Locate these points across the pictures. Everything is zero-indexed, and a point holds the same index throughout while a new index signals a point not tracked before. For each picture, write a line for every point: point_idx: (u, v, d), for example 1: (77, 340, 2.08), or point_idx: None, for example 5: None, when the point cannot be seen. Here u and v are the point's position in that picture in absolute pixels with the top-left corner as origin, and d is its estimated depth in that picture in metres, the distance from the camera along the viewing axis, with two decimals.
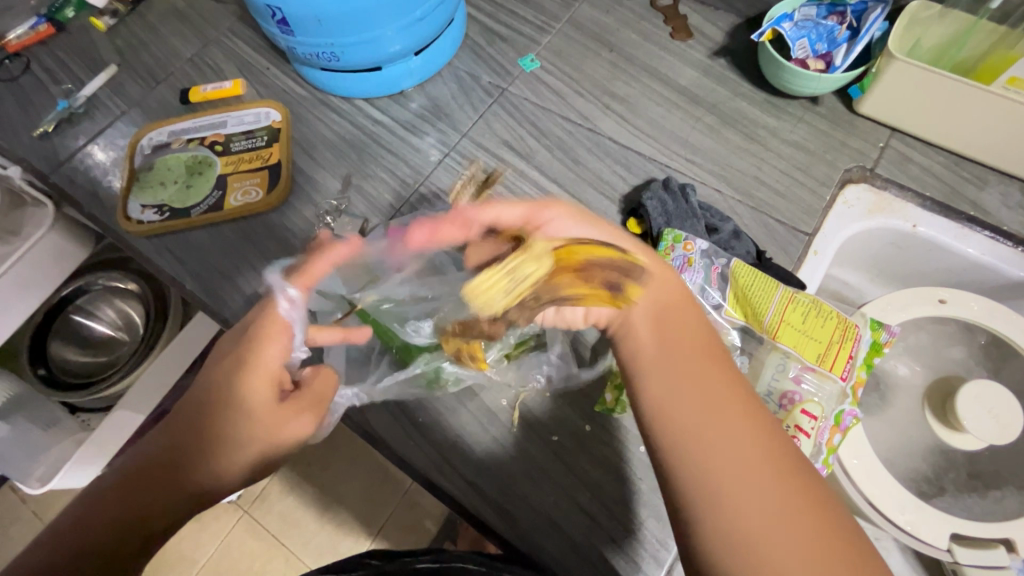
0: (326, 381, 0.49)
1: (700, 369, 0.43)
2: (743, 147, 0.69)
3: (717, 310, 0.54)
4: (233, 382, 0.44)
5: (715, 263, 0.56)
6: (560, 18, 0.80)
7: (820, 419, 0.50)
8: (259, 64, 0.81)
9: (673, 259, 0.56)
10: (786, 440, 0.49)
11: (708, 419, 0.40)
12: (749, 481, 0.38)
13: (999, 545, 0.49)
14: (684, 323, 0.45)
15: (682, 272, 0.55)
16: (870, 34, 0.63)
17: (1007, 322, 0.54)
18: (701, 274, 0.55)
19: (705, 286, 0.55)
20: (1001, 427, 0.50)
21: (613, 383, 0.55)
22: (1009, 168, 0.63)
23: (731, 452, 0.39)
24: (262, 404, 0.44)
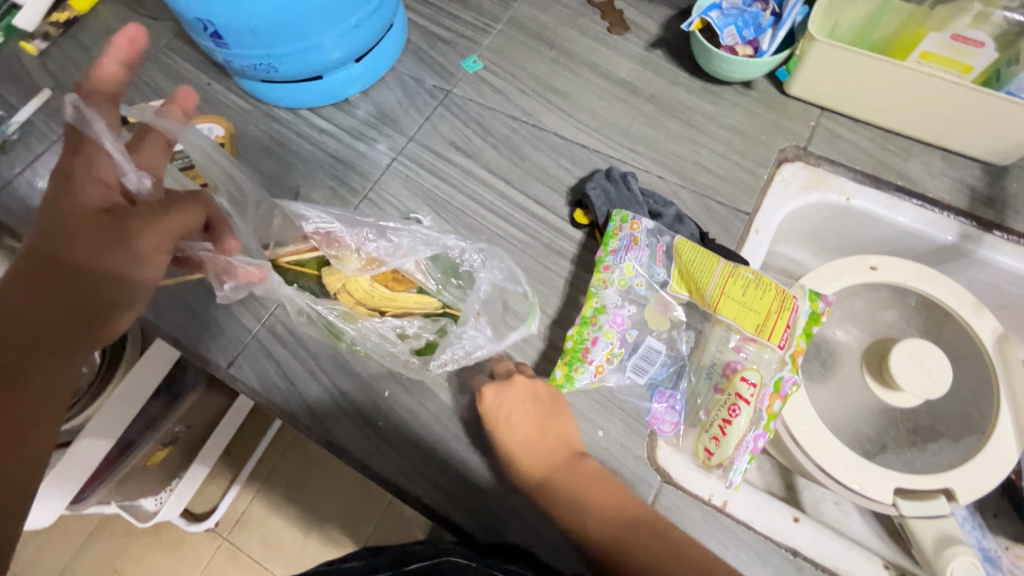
0: (169, 200, 0.47)
1: (639, 537, 0.47)
2: (683, 133, 0.71)
3: (663, 287, 0.57)
4: (59, 221, 0.45)
5: (661, 242, 0.58)
6: (500, 18, 0.81)
7: (759, 387, 0.53)
8: (199, 79, 0.80)
9: (620, 238, 0.57)
10: (727, 407, 0.53)
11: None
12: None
13: (940, 494, 0.51)
14: (592, 485, 0.51)
15: (628, 251, 0.57)
16: (792, 18, 0.66)
17: (936, 285, 0.57)
18: (646, 253, 0.57)
19: (652, 264, 0.57)
20: (931, 382, 0.53)
21: (564, 361, 0.55)
22: (929, 137, 0.66)
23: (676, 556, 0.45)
24: (97, 228, 0.45)
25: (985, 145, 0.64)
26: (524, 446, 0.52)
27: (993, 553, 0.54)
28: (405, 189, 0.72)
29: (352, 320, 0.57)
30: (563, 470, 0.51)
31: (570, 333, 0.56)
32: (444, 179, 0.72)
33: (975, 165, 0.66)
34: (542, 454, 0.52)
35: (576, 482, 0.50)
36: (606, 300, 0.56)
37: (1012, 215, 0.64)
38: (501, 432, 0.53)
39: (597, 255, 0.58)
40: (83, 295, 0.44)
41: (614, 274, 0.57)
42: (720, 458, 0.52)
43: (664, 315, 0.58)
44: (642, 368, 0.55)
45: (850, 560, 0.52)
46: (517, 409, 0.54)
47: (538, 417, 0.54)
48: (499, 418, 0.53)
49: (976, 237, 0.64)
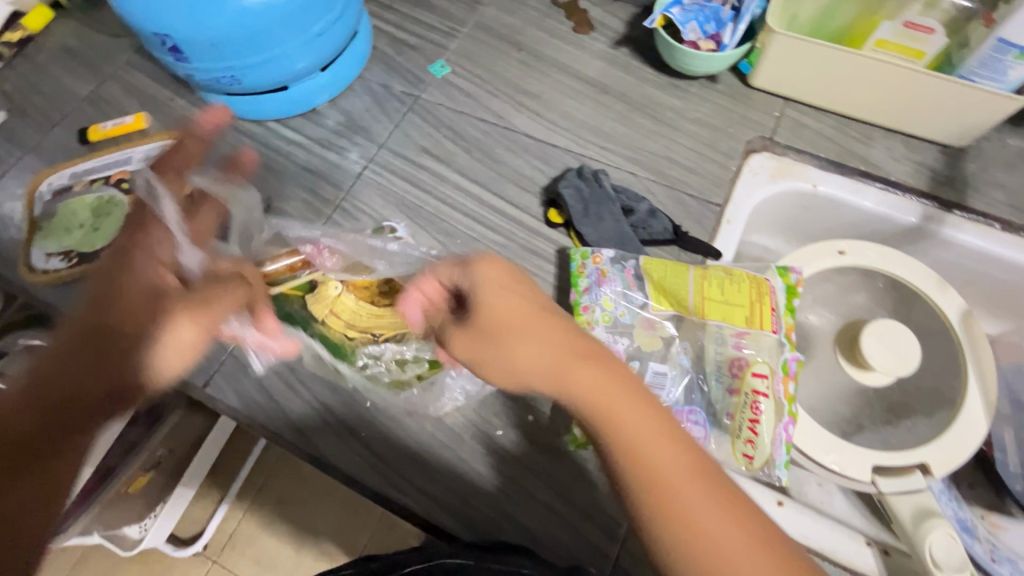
0: (221, 285, 0.52)
1: (691, 476, 0.40)
2: (652, 129, 0.72)
3: (643, 308, 0.57)
4: (120, 301, 0.46)
5: (628, 266, 0.58)
6: (466, 22, 0.81)
7: (771, 377, 0.54)
8: (162, 95, 0.79)
9: (588, 275, 0.58)
10: (751, 407, 0.53)
11: (705, 520, 0.39)
12: (703, 514, 0.39)
13: (916, 469, 0.52)
14: (625, 397, 0.42)
15: (600, 285, 0.57)
16: (751, 12, 0.67)
17: (902, 265, 0.58)
18: (618, 282, 0.58)
19: (627, 291, 0.57)
20: (902, 359, 0.54)
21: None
22: (890, 124, 0.68)
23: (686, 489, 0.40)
24: (146, 310, 0.47)
25: (942, 130, 0.66)
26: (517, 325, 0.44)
27: (969, 522, 0.55)
28: (377, 197, 0.71)
29: (351, 347, 0.57)
30: (588, 380, 0.42)
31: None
32: (417, 185, 0.71)
33: (934, 147, 0.68)
34: (527, 341, 0.44)
35: (618, 394, 0.42)
36: (599, 343, 0.56)
37: (971, 193, 0.66)
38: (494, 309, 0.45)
39: (572, 299, 0.58)
40: (114, 373, 0.44)
41: (595, 313, 0.57)
42: (762, 459, 0.52)
43: (654, 334, 0.57)
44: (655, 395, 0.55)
45: (834, 540, 0.53)
46: (528, 297, 0.46)
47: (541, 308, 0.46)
48: (491, 296, 0.46)
49: (938, 218, 0.65)
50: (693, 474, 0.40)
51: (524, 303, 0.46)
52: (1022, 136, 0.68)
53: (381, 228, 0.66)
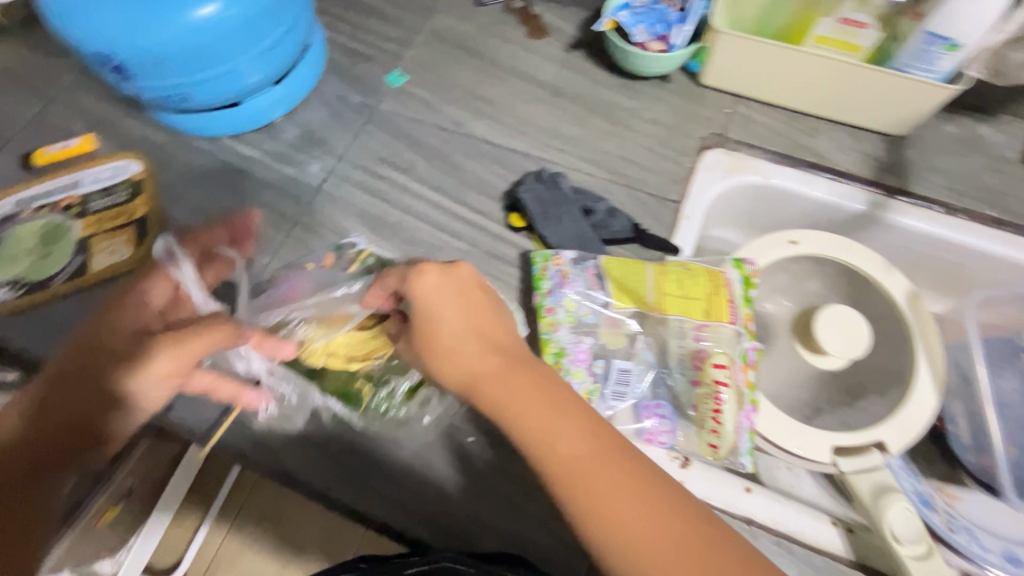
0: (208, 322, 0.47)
1: (593, 463, 0.41)
2: (607, 130, 0.73)
3: (607, 307, 0.58)
4: (104, 333, 0.47)
5: (588, 266, 0.59)
6: (421, 31, 0.81)
7: (730, 366, 0.55)
8: (110, 115, 0.77)
9: (550, 277, 0.59)
10: (712, 397, 0.54)
11: (606, 506, 0.40)
12: (627, 518, 0.39)
13: (873, 448, 0.54)
14: (545, 406, 0.43)
15: (563, 286, 0.58)
16: (697, 12, 0.69)
17: (850, 251, 0.60)
18: (580, 282, 0.59)
19: (588, 291, 0.58)
20: (853, 342, 0.56)
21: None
22: (836, 116, 0.71)
23: (610, 495, 0.40)
24: (118, 345, 0.46)
25: (884, 120, 0.69)
26: (449, 338, 0.47)
27: (927, 496, 0.57)
28: (337, 210, 0.71)
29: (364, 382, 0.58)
30: (505, 392, 0.44)
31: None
32: (377, 196, 0.71)
33: (878, 137, 0.71)
34: (461, 350, 0.46)
35: (521, 392, 0.44)
36: (562, 343, 0.56)
37: (912, 180, 0.69)
38: (434, 322, 0.47)
39: (535, 301, 0.58)
40: (81, 412, 0.45)
41: (558, 313, 0.58)
42: (727, 448, 0.53)
43: (618, 332, 0.59)
44: (621, 391, 0.56)
45: (803, 523, 0.54)
46: (453, 304, 0.47)
47: (474, 325, 0.47)
48: (433, 302, 0.47)
49: (884, 204, 0.67)
50: (596, 460, 0.41)
51: (444, 314, 0.47)
52: (958, 122, 0.71)
53: (341, 243, 0.66)
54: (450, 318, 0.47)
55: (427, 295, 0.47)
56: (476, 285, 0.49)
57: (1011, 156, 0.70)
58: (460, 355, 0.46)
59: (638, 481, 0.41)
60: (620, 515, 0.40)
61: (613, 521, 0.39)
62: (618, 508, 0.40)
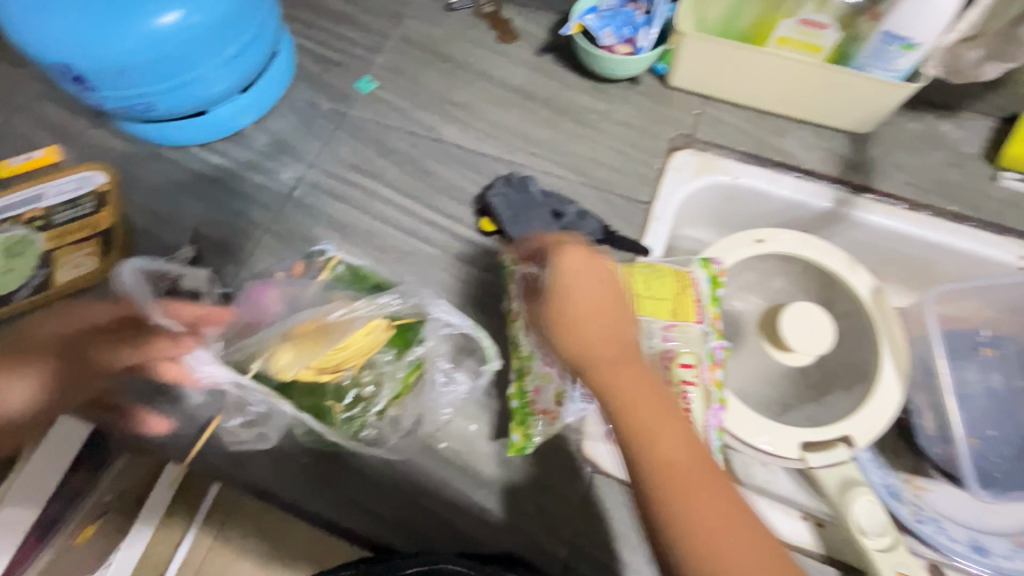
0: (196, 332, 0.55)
1: (694, 476, 0.41)
2: (578, 132, 0.74)
3: None
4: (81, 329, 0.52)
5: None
6: (391, 36, 0.81)
7: (697, 365, 0.55)
8: (75, 125, 0.76)
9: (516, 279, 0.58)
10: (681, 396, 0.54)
11: (700, 518, 0.39)
12: (717, 536, 0.39)
13: (840, 442, 0.54)
14: (660, 409, 0.43)
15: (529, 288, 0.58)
16: (662, 15, 0.69)
17: (815, 249, 0.61)
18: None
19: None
20: (818, 337, 0.56)
21: (517, 424, 0.55)
22: (801, 115, 0.72)
23: (707, 511, 0.40)
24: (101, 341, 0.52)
25: (848, 118, 0.70)
26: (580, 318, 0.44)
27: (895, 487, 0.58)
28: (308, 218, 0.70)
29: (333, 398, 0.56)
30: (620, 386, 0.43)
31: (511, 394, 0.56)
32: (348, 203, 0.71)
33: (842, 135, 0.72)
34: (591, 332, 0.44)
35: (637, 390, 0.43)
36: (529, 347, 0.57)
37: (876, 177, 0.70)
38: (569, 300, 0.45)
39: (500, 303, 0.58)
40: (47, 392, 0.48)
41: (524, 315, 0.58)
42: None
43: None
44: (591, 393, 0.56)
45: (772, 518, 0.55)
46: (591, 290, 0.45)
47: (614, 311, 0.45)
48: (579, 283, 0.45)
49: (849, 201, 0.68)
50: (699, 474, 0.41)
51: (580, 288, 0.45)
52: (921, 119, 0.73)
53: (311, 251, 0.65)
54: (586, 301, 0.45)
55: (575, 271, 0.45)
56: (614, 278, 0.46)
57: (971, 151, 0.71)
58: (591, 336, 0.44)
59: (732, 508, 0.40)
60: (711, 525, 0.39)
61: (705, 535, 0.39)
62: (714, 525, 0.39)
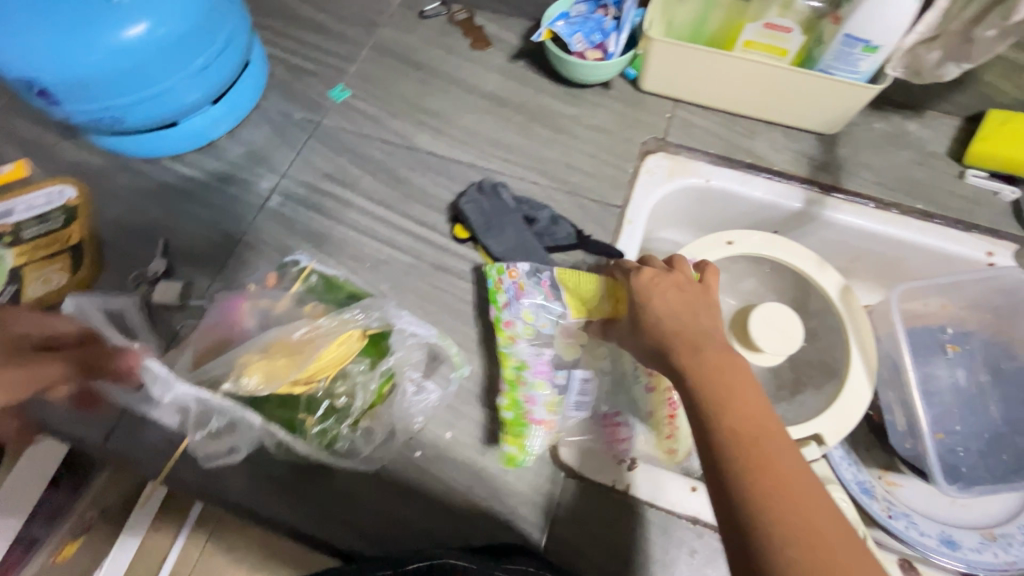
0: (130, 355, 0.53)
1: (777, 448, 0.37)
2: (551, 138, 0.74)
3: (563, 318, 0.60)
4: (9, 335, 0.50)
5: (543, 278, 0.61)
6: (364, 45, 0.81)
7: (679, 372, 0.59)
8: (44, 139, 0.75)
9: (506, 290, 0.61)
10: (667, 401, 0.59)
11: (777, 481, 0.35)
12: (797, 507, 0.34)
13: (811, 441, 0.55)
14: (748, 387, 0.41)
15: (519, 299, 0.60)
16: (631, 21, 0.70)
17: (785, 249, 0.61)
18: (536, 293, 0.60)
19: (546, 301, 0.60)
20: (787, 338, 0.57)
21: (512, 436, 0.56)
22: (771, 117, 0.73)
23: (787, 480, 0.35)
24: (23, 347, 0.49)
25: (816, 119, 0.71)
26: (658, 308, 0.48)
27: (868, 484, 0.61)
28: (281, 228, 0.70)
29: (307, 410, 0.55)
30: (700, 358, 0.42)
31: (504, 406, 0.57)
32: (321, 213, 0.70)
33: (811, 136, 0.73)
34: (664, 317, 0.47)
35: (723, 360, 0.42)
36: (522, 356, 0.59)
37: (845, 176, 0.71)
38: (649, 294, 0.49)
39: (494, 315, 0.60)
40: None
41: (517, 326, 0.60)
42: (681, 448, 0.59)
43: (572, 342, 0.60)
44: (582, 401, 0.58)
45: None
46: (667, 290, 0.49)
47: (699, 307, 0.48)
48: (653, 283, 0.50)
49: (819, 201, 0.69)
50: (783, 446, 0.37)
51: (660, 292, 0.49)
52: (887, 119, 0.74)
53: (284, 261, 0.65)
54: (659, 297, 0.48)
55: (651, 275, 0.51)
56: (693, 287, 0.50)
57: (937, 150, 0.72)
58: (663, 323, 0.47)
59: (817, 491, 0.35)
60: (791, 489, 0.35)
61: (783, 501, 0.34)
62: (790, 491, 0.35)
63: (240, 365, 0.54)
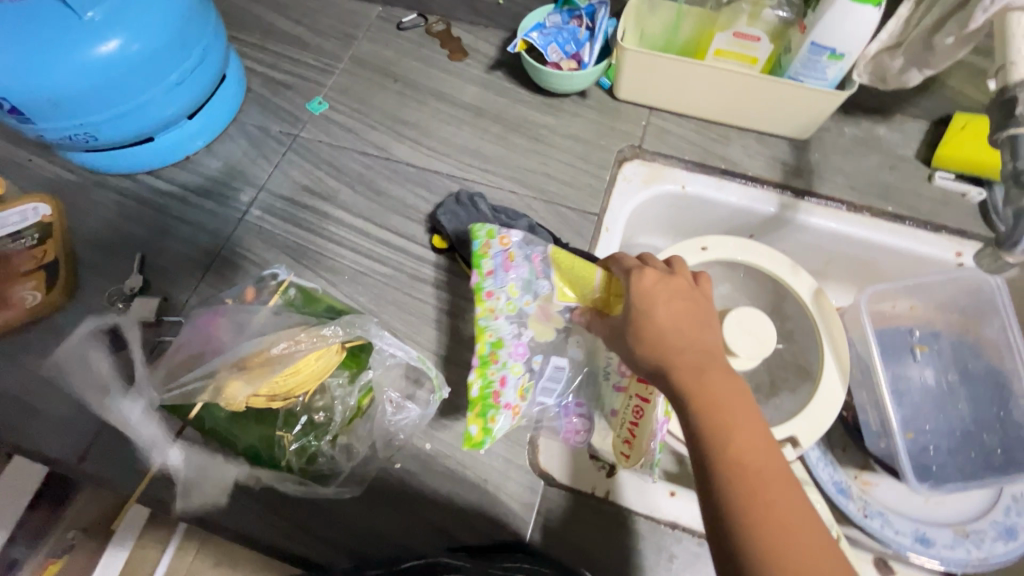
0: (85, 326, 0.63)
1: (774, 482, 0.38)
2: (528, 147, 0.75)
3: (547, 296, 0.55)
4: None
5: (533, 253, 0.57)
6: (341, 58, 0.81)
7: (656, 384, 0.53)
8: (17, 157, 0.74)
9: (493, 257, 0.57)
10: (632, 408, 0.54)
11: (772, 517, 0.37)
12: (791, 544, 0.36)
13: (785, 444, 0.55)
14: (749, 416, 0.41)
15: (506, 270, 0.56)
16: (604, 31, 0.71)
17: (757, 253, 0.62)
18: (524, 267, 0.56)
19: (533, 278, 0.56)
20: (760, 341, 0.58)
21: (477, 416, 0.53)
22: (744, 124, 0.74)
23: (782, 516, 0.37)
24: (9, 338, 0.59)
25: (787, 125, 0.72)
26: (656, 320, 0.45)
27: (844, 484, 0.62)
28: (259, 242, 0.70)
29: (281, 422, 0.55)
30: (700, 386, 0.42)
31: (474, 381, 0.54)
32: (299, 226, 0.71)
33: (783, 141, 0.74)
34: (662, 332, 0.45)
35: (722, 386, 0.42)
36: (501, 333, 0.55)
37: (817, 181, 0.72)
38: (649, 303, 0.46)
39: (476, 282, 0.56)
40: None
41: (499, 299, 0.55)
42: (636, 458, 0.54)
43: (548, 324, 0.56)
44: (551, 387, 0.57)
45: None
46: (667, 300, 0.47)
47: (700, 319, 0.46)
48: (653, 291, 0.47)
49: (791, 205, 0.71)
50: (779, 480, 0.39)
51: (659, 300, 0.46)
52: (857, 123, 0.75)
53: (262, 275, 0.65)
54: (659, 307, 0.46)
55: (651, 281, 0.47)
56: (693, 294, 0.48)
57: (905, 153, 0.74)
58: (663, 339, 0.45)
59: (807, 524, 0.37)
60: (785, 525, 0.37)
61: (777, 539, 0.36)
62: (785, 528, 0.36)
63: (218, 378, 0.54)
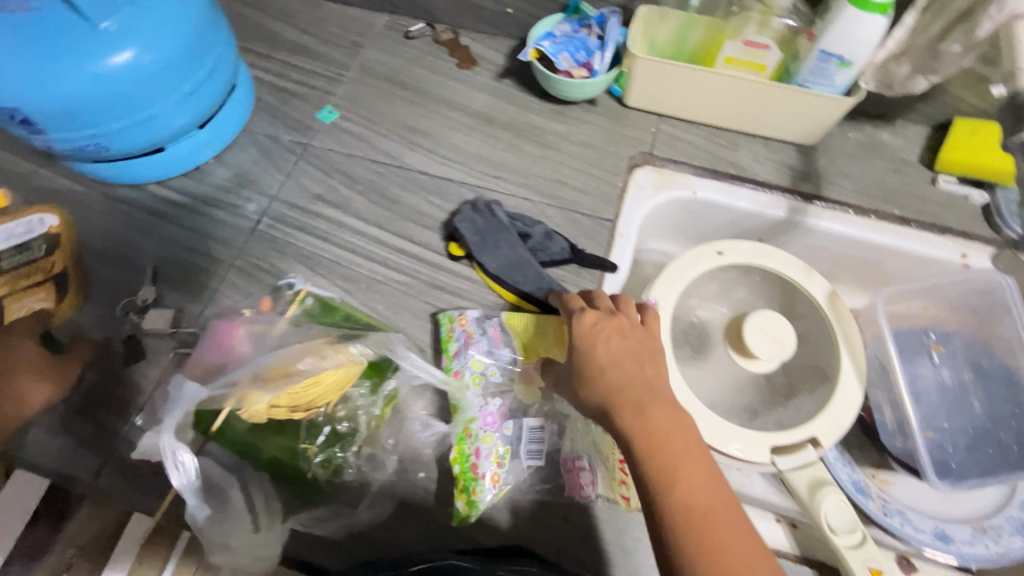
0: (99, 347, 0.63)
1: (712, 510, 0.44)
2: (540, 155, 0.75)
3: (511, 364, 0.62)
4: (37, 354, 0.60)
5: (492, 325, 0.64)
6: (350, 66, 0.81)
7: None
8: (22, 168, 0.73)
9: (455, 338, 0.63)
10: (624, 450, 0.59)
11: (711, 542, 0.43)
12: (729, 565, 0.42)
13: (807, 444, 0.56)
14: (689, 450, 0.47)
15: (467, 347, 0.62)
16: (615, 40, 0.72)
17: (771, 257, 0.63)
18: (483, 341, 0.63)
19: (493, 349, 0.63)
20: (780, 344, 0.59)
21: (461, 491, 0.57)
22: (752, 130, 0.75)
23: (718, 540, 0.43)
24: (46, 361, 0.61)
25: (794, 131, 0.73)
26: (601, 363, 0.51)
27: (862, 483, 0.64)
28: (273, 251, 0.69)
29: (306, 434, 0.54)
30: (644, 426, 0.47)
31: (453, 458, 0.59)
32: (313, 234, 0.70)
33: (790, 147, 0.76)
34: (607, 374, 0.50)
35: (664, 423, 0.47)
36: (471, 408, 0.60)
37: (824, 185, 0.73)
38: (593, 347, 0.52)
39: (443, 364, 0.62)
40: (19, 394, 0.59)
41: (465, 376, 0.62)
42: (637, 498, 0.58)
43: (523, 385, 0.62)
44: (534, 449, 0.60)
45: None
46: (607, 342, 0.52)
47: (642, 359, 0.52)
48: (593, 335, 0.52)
49: (802, 209, 0.72)
50: (719, 509, 0.44)
51: (601, 344, 0.52)
52: (861, 129, 0.77)
53: (279, 286, 0.65)
54: (601, 350, 0.52)
55: (593, 324, 0.53)
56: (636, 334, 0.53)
57: (910, 157, 0.75)
58: (608, 380, 0.50)
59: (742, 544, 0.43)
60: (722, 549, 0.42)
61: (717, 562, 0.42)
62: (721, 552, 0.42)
63: (236, 391, 0.52)
